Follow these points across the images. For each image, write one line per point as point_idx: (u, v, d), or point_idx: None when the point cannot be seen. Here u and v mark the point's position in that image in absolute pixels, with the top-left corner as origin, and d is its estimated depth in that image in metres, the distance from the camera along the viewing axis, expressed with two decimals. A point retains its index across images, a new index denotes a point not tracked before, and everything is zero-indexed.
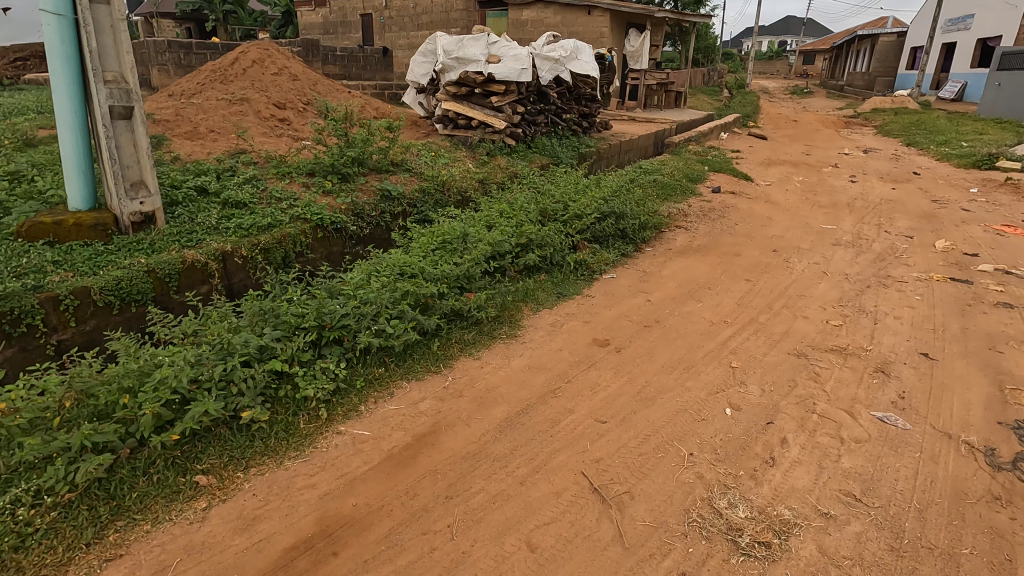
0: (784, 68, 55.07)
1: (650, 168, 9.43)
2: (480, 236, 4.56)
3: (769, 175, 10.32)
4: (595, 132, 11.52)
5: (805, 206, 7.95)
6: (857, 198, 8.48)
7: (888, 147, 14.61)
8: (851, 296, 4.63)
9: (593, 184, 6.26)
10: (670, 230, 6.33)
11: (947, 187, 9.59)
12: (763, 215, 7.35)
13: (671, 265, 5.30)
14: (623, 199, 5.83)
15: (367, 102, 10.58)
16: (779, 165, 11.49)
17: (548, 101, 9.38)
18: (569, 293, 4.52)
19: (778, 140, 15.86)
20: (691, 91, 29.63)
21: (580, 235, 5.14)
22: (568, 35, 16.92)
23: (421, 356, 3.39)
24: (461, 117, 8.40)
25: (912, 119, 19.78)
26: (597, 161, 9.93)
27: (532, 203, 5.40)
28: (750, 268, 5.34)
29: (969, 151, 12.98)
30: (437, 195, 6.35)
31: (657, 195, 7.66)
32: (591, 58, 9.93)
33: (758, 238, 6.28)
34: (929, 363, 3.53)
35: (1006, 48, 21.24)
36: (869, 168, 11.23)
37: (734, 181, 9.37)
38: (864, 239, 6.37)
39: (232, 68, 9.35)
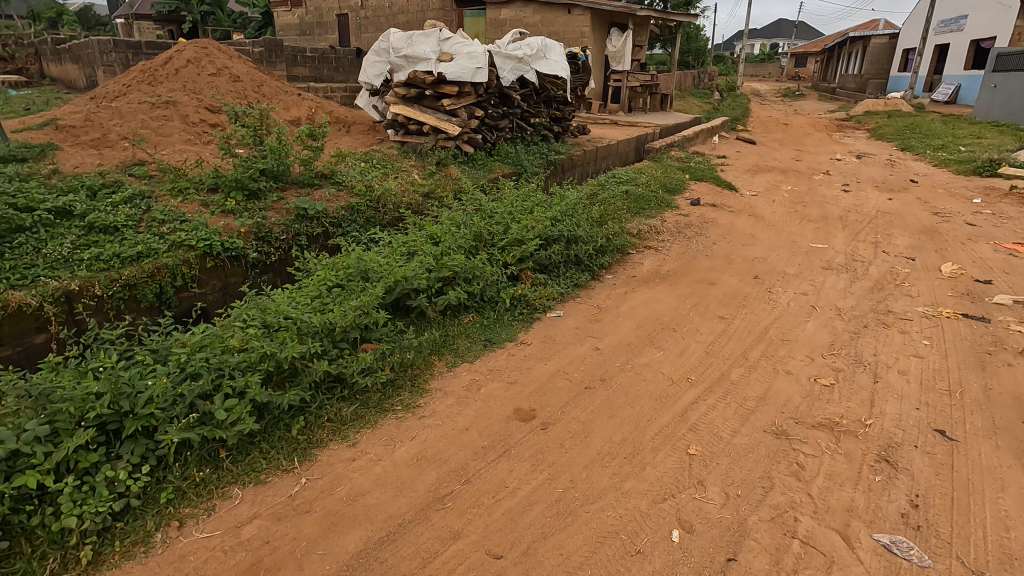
0: (776, 71, 54.54)
1: (625, 177, 8.63)
2: (390, 270, 3.70)
3: (756, 184, 9.52)
4: (569, 138, 10.74)
5: (793, 221, 7.15)
6: (850, 210, 7.68)
7: (882, 152, 13.89)
8: (845, 340, 3.81)
9: (546, 199, 5.42)
10: (637, 252, 5.51)
11: (947, 197, 8.81)
12: (745, 231, 6.54)
13: (632, 298, 4.47)
14: (578, 216, 4.99)
15: (319, 107, 9.74)
16: (766, 173, 10.71)
17: (512, 105, 8.55)
18: (498, 339, 3.68)
19: (767, 144, 15.12)
20: (681, 94, 28.95)
21: (522, 263, 4.31)
22: (548, 35, 16.12)
23: (271, 445, 2.54)
24: (411, 122, 7.55)
25: (907, 122, 19.06)
26: (566, 172, 9.19)
27: (468, 224, 4.55)
28: (725, 301, 4.51)
29: (969, 157, 12.25)
30: (368, 212, 5.50)
31: (627, 209, 6.84)
32: (560, 58, 9.15)
33: (738, 260, 5.46)
34: (947, 445, 2.70)
35: (1001, 49, 20.61)
36: (863, 175, 10.47)
37: (715, 191, 8.57)
38: (859, 261, 5.55)
39: (163, 69, 8.52)
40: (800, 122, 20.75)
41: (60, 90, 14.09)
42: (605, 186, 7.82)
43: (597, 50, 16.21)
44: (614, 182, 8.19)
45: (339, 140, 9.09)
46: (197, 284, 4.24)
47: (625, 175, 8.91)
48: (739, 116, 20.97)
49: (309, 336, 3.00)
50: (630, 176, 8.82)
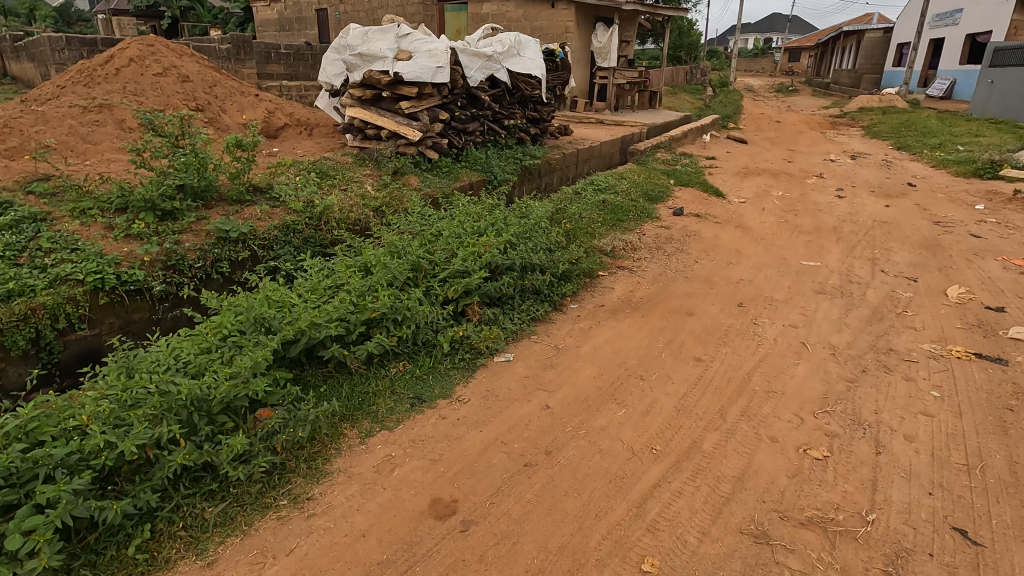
0: (769, 66, 54.02)
1: (604, 183, 8.04)
2: (299, 314, 3.09)
3: (744, 189, 8.97)
4: (547, 140, 10.18)
5: (783, 233, 6.58)
6: (844, 220, 7.12)
7: (878, 152, 13.36)
8: (841, 391, 3.23)
9: (506, 214, 4.83)
10: (607, 275, 4.93)
11: (947, 203, 8.26)
12: (731, 246, 5.97)
13: (597, 335, 3.88)
14: (539, 236, 4.40)
15: (278, 108, 9.11)
16: (756, 176, 10.16)
17: (482, 107, 7.94)
18: (429, 397, 3.09)
19: (759, 144, 14.58)
20: (673, 90, 28.35)
21: (467, 296, 3.71)
22: (532, 30, 15.48)
23: (96, 572, 1.96)
24: (369, 126, 6.93)
25: (902, 120, 18.55)
26: (539, 178, 8.64)
27: (409, 249, 3.96)
28: (703, 336, 3.93)
29: (968, 157, 11.74)
30: (306, 231, 4.90)
31: (601, 223, 6.26)
32: (535, 56, 8.56)
33: (721, 283, 4.87)
34: (970, 552, 2.13)
35: (998, 44, 20.12)
36: (857, 178, 9.93)
37: (701, 198, 8.00)
38: (856, 283, 4.98)
39: (103, 68, 7.87)
40: (792, 120, 20.21)
41: (17, 90, 13.37)
42: (580, 197, 7.25)
43: (583, 46, 15.59)
44: (591, 190, 7.61)
45: (298, 145, 8.46)
46: (87, 325, 3.65)
47: (605, 180, 8.33)
48: (730, 114, 20.39)
49: (174, 413, 2.40)
50: (609, 181, 8.25)
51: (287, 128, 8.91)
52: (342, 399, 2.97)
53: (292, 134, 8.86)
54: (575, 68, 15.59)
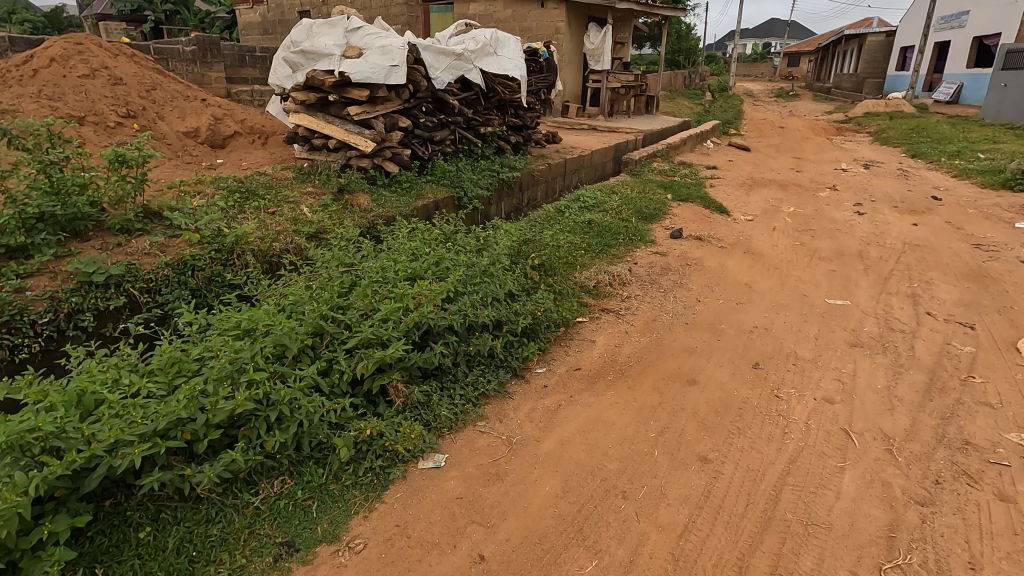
0: (769, 70, 53.24)
1: (592, 198, 7.06)
2: (112, 419, 2.09)
3: (751, 204, 7.99)
4: (531, 149, 9.24)
5: (800, 260, 5.58)
6: (869, 242, 6.13)
7: (892, 160, 12.42)
8: (911, 523, 2.24)
9: (459, 248, 3.82)
10: (586, 322, 3.96)
11: (981, 221, 7.28)
12: (740, 277, 4.98)
13: (565, 419, 2.88)
14: (496, 279, 3.38)
15: (228, 115, 8.14)
16: (763, 188, 9.21)
17: (452, 113, 6.97)
18: (306, 544, 2.09)
19: (762, 152, 13.64)
20: (672, 96, 27.45)
21: (385, 372, 2.71)
22: (521, 31, 14.58)
23: None
24: (315, 135, 5.94)
25: (912, 125, 17.57)
26: (518, 194, 7.68)
27: (315, 303, 2.95)
28: (709, 418, 2.94)
29: (992, 166, 10.79)
30: (210, 268, 3.92)
31: (583, 251, 5.27)
32: (513, 56, 7.60)
33: (730, 333, 3.88)
34: None
35: (1011, 45, 19.18)
36: (875, 190, 8.98)
37: (703, 216, 7.02)
38: (899, 331, 3.98)
39: (18, 69, 6.87)
40: (796, 126, 19.24)
41: None
42: (562, 217, 6.27)
43: (575, 48, 14.66)
44: (576, 208, 6.63)
45: (246, 156, 7.49)
46: None
47: (593, 195, 7.35)
48: (731, 119, 19.44)
49: None
50: (598, 196, 7.27)
51: (237, 137, 7.95)
52: (165, 555, 1.96)
53: (242, 143, 7.89)
54: (567, 71, 14.65)
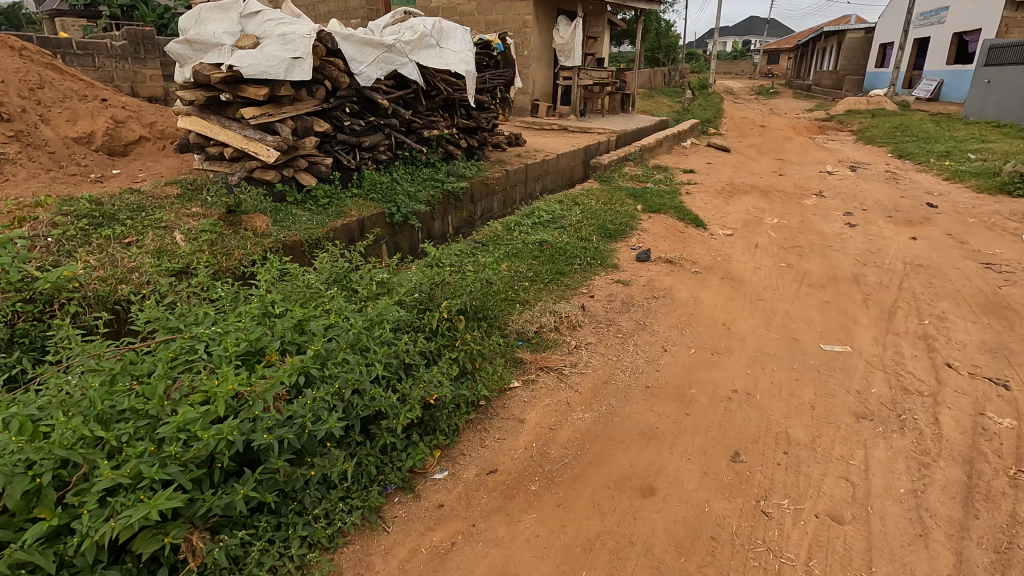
0: (749, 67, 52.91)
1: (550, 210, 6.16)
2: None
3: (731, 214, 7.17)
4: (488, 154, 8.33)
5: (788, 286, 4.74)
6: (865, 262, 5.32)
7: (878, 161, 11.74)
8: None
9: (341, 297, 2.84)
10: (515, 390, 3.06)
11: (985, 233, 6.51)
12: (716, 313, 4.11)
13: (457, 574, 1.96)
14: (373, 352, 2.40)
15: (133, 117, 7.11)
16: (744, 194, 8.41)
17: (385, 115, 6.01)
18: None
19: (743, 153, 12.90)
20: (651, 94, 26.75)
21: (163, 527, 1.72)
22: (486, 26, 13.71)
23: None
24: (210, 141, 4.95)
25: (896, 123, 16.97)
26: (465, 204, 6.79)
27: (75, 403, 1.94)
28: (667, 561, 2.04)
29: (985, 168, 10.12)
30: (8, 327, 2.93)
31: (528, 283, 4.37)
32: (460, 49, 6.65)
33: (702, 403, 2.99)
34: None
35: (993, 42, 18.70)
36: (864, 196, 8.22)
37: (675, 231, 6.18)
38: (916, 394, 3.13)
39: None
40: (777, 124, 18.56)
41: None
42: (510, 235, 5.37)
43: (544, 43, 13.79)
44: (530, 223, 5.74)
45: (150, 164, 6.46)
46: None
47: (553, 206, 6.46)
48: (710, 118, 18.71)
49: None
50: (558, 207, 6.38)
51: (143, 143, 6.91)
52: None
53: (148, 150, 6.86)
54: (536, 67, 13.81)
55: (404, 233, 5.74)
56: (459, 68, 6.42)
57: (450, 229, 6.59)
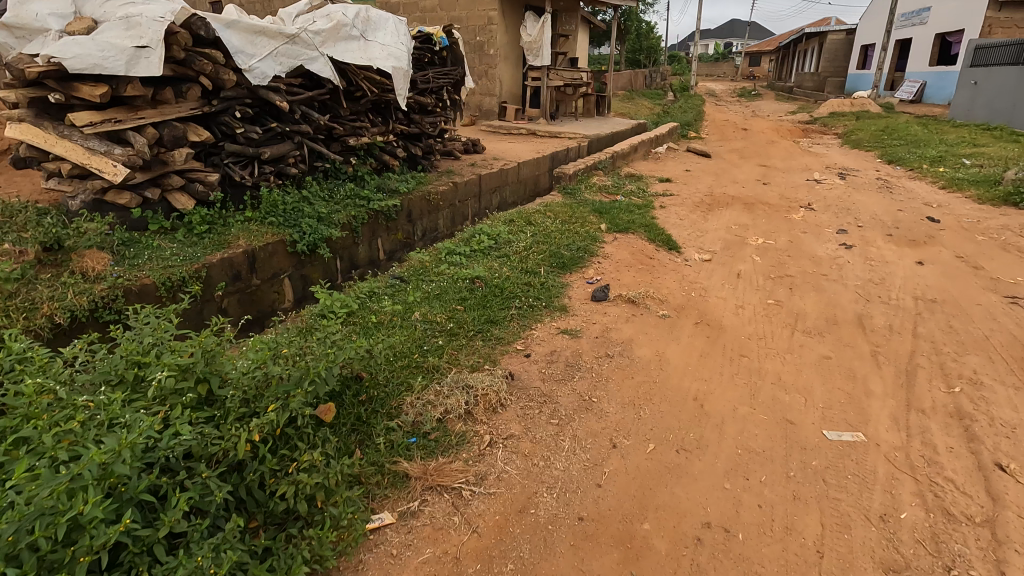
0: (731, 70, 52.61)
1: (495, 231, 5.19)
2: None
3: (709, 233, 6.26)
4: (436, 163, 7.35)
5: (777, 334, 3.80)
6: (869, 296, 4.41)
7: (867, 168, 10.97)
8: None
9: (89, 412, 1.84)
10: (381, 532, 2.09)
11: (1000, 255, 5.65)
12: (684, 379, 3.16)
13: None
14: (75, 545, 1.42)
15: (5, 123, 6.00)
16: (723, 207, 7.54)
17: (294, 121, 4.99)
18: None
19: (723, 158, 12.09)
20: (630, 95, 26.03)
21: None
22: (449, 22, 12.87)
23: None
24: (46, 155, 3.88)
25: (881, 126, 16.28)
26: (396, 224, 5.81)
27: None
28: None
29: (983, 175, 9.36)
30: None
31: (442, 339, 3.38)
32: (390, 42, 5.62)
33: (655, 553, 2.04)
34: None
35: (978, 42, 18.16)
36: (857, 208, 7.38)
37: (643, 257, 5.23)
38: (965, 524, 2.20)
39: None
40: (760, 127, 17.81)
41: None
42: (438, 267, 4.40)
43: (511, 41, 12.90)
44: (468, 249, 4.77)
45: None
46: None
47: (501, 226, 5.50)
48: (691, 121, 17.90)
49: None
50: (507, 228, 5.42)
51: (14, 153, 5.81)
52: None
53: None
54: (503, 67, 12.94)
55: (311, 264, 4.76)
56: (385, 65, 5.37)
57: (377, 254, 5.61)
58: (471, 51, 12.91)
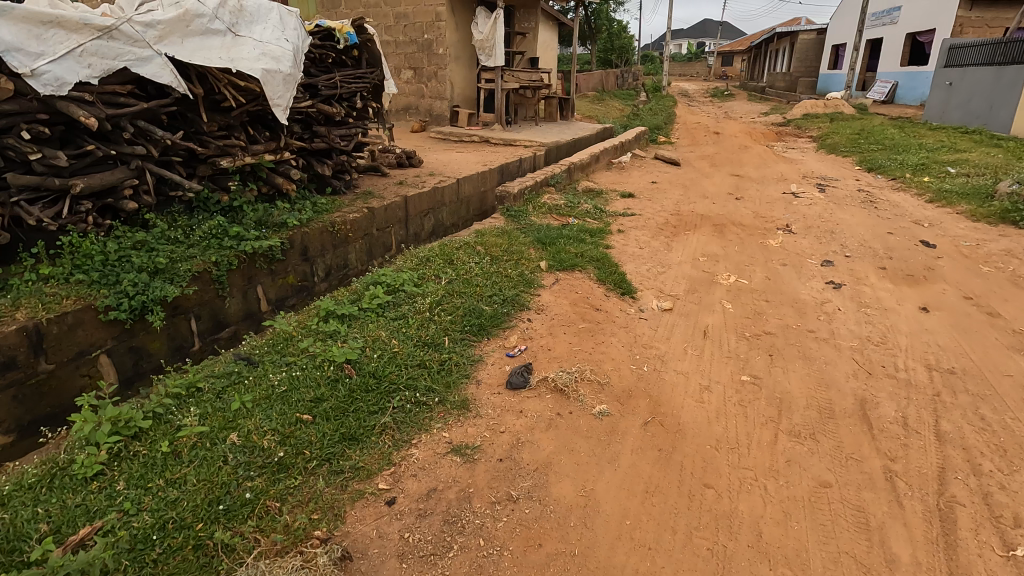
0: (704, 71, 52.29)
1: (398, 279, 4.06)
2: None
3: (671, 268, 5.24)
4: (353, 182, 6.21)
5: (753, 440, 2.76)
6: (870, 369, 3.41)
7: (846, 177, 10.13)
8: None
9: None
10: None
11: (1014, 293, 4.73)
12: (616, 546, 2.10)
13: None
14: None
15: None
16: (690, 230, 6.58)
17: (124, 141, 3.82)
18: None
19: (694, 166, 11.18)
20: (600, 96, 25.20)
21: None
22: (395, 19, 11.93)
23: None
24: None
25: (857, 129, 15.59)
26: (283, 266, 4.66)
27: None
28: None
29: (973, 186, 8.55)
30: None
31: (258, 484, 2.23)
32: (266, 37, 4.42)
33: None
34: None
35: (953, 41, 17.64)
36: (841, 229, 6.46)
37: (587, 308, 4.17)
38: None
39: None
40: (733, 130, 16.96)
41: None
42: (302, 340, 3.27)
43: (463, 39, 11.90)
44: (353, 309, 3.64)
45: None
46: None
47: (410, 270, 4.38)
48: (661, 124, 16.97)
49: None
50: (416, 273, 4.30)
51: None
52: None
53: None
54: (455, 68, 11.89)
55: (143, 331, 3.57)
56: (252, 69, 4.13)
57: (256, 305, 4.46)
58: (419, 50, 11.91)
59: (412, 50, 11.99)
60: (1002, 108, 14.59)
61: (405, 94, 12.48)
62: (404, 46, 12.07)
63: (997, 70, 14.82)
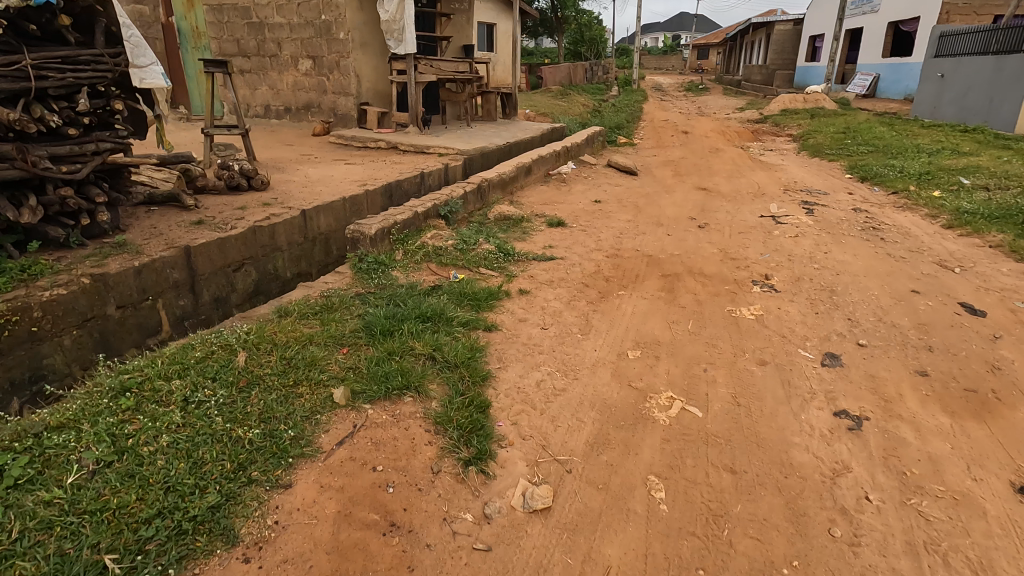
0: (680, 64, 50.53)
1: None
2: None
3: (580, 377, 3.15)
4: (106, 227, 4.02)
5: None
6: None
7: (836, 190, 8.16)
8: None
9: None
10: None
11: None
12: None
13: None
14: None
15: None
16: (628, 287, 4.50)
17: None
18: None
19: (653, 176, 9.13)
20: (564, 91, 23.04)
21: None
22: None
23: None
24: None
25: (842, 127, 13.73)
26: None
27: None
28: None
29: (1001, 206, 6.61)
30: None
31: None
32: None
33: None
34: None
35: (944, 27, 15.82)
36: (842, 283, 4.44)
37: (370, 530, 2.06)
38: None
39: None
40: (704, 129, 14.98)
41: None
42: None
43: (370, 20, 9.69)
44: None
45: None
46: None
47: (34, 446, 2.21)
48: (622, 122, 14.90)
49: None
50: (32, 459, 2.13)
51: None
52: None
53: None
54: (361, 56, 9.66)
55: None
56: None
57: None
58: (317, 34, 9.67)
59: (308, 34, 9.75)
60: (1003, 104, 12.82)
61: (305, 89, 10.23)
62: (300, 29, 9.81)
63: (997, 60, 13.03)
